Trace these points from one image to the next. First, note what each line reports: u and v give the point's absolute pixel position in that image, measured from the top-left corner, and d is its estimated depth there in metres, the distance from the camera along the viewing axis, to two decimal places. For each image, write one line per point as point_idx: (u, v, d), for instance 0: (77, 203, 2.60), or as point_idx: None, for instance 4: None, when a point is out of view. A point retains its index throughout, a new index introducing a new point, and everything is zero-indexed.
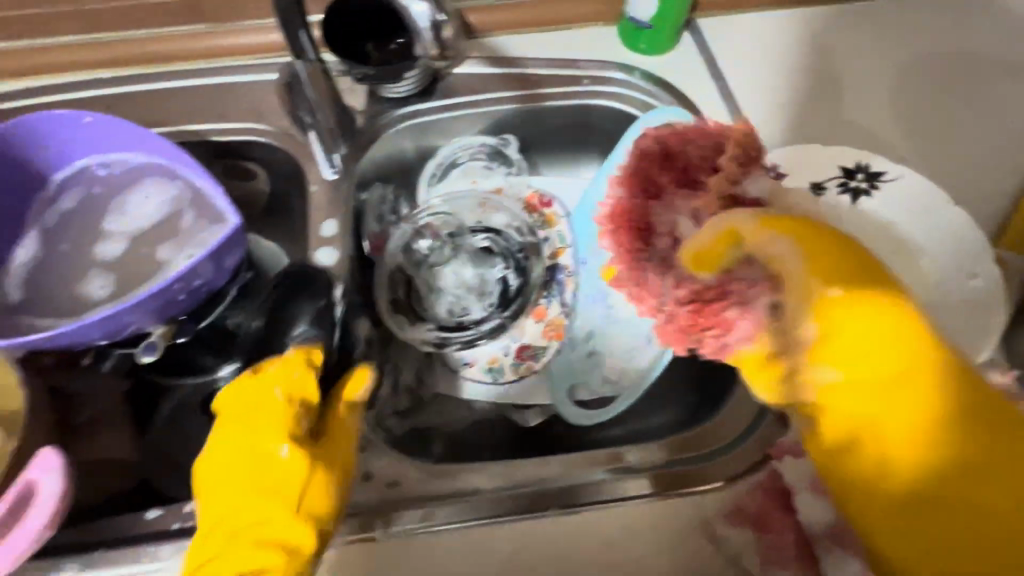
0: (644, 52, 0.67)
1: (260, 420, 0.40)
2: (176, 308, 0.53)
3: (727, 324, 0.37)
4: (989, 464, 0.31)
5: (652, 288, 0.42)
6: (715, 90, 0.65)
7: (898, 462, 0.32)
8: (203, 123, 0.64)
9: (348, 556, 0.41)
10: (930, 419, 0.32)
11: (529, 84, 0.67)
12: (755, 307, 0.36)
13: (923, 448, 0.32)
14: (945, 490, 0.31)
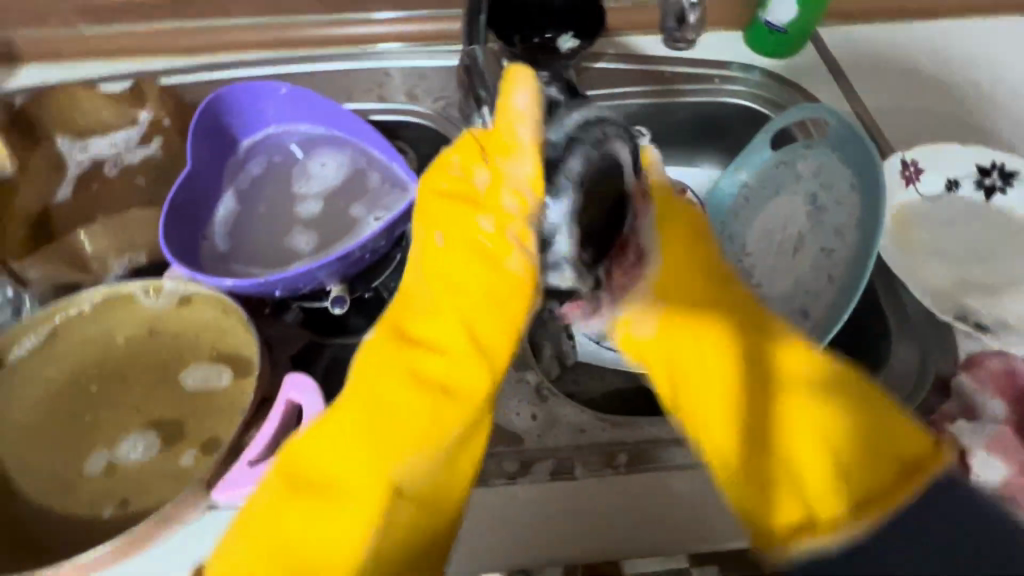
0: (767, 54, 0.72)
1: (443, 264, 0.43)
2: (351, 269, 0.56)
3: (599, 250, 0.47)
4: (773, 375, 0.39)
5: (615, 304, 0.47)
6: (840, 93, 0.69)
7: (736, 420, 0.38)
8: (361, 104, 0.69)
9: (553, 490, 0.44)
10: (727, 332, 0.41)
11: (664, 80, 0.71)
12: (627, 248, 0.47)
13: (713, 382, 0.40)
14: (753, 420, 0.37)
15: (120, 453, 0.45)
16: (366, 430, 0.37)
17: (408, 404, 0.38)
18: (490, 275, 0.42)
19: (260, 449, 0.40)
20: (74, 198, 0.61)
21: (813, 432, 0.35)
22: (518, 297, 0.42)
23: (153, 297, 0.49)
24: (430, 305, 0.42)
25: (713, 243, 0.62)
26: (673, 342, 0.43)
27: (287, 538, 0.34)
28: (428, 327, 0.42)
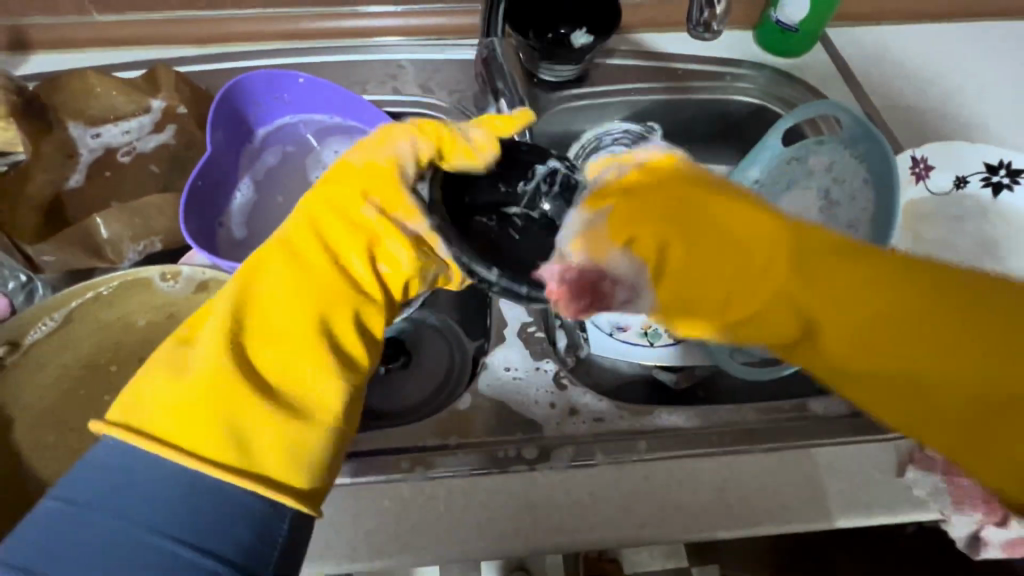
0: (779, 53, 0.73)
1: (332, 189, 0.43)
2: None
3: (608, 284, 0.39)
4: (906, 266, 0.33)
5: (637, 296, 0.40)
6: (849, 92, 0.70)
7: (814, 323, 0.35)
8: (374, 95, 0.69)
9: (574, 476, 0.44)
10: (799, 272, 0.36)
11: (676, 77, 0.72)
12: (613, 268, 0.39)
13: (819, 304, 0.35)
14: (857, 362, 0.34)
15: None
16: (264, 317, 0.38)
17: (316, 292, 0.39)
18: (358, 179, 0.43)
19: None
20: (87, 185, 0.61)
21: (905, 325, 0.32)
22: (391, 188, 0.43)
23: (171, 282, 0.50)
24: (330, 218, 0.42)
25: None
26: (718, 266, 0.38)
27: (191, 420, 0.32)
28: (315, 235, 0.41)
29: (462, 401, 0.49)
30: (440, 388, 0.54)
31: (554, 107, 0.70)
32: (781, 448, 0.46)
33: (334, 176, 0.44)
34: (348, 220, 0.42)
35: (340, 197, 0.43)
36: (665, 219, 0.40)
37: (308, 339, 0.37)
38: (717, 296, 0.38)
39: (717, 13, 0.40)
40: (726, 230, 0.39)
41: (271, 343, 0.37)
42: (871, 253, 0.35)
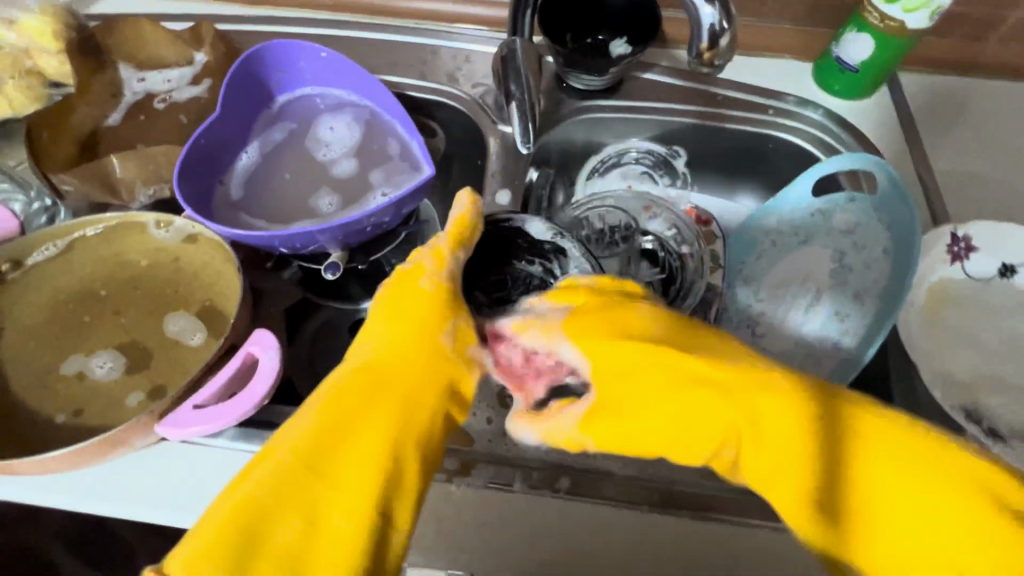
0: (835, 92, 0.66)
1: (415, 298, 0.43)
2: (353, 240, 0.58)
3: (545, 368, 0.43)
4: (835, 417, 0.35)
5: (534, 375, 0.43)
6: (905, 147, 0.63)
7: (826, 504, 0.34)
8: (398, 77, 0.69)
9: (487, 498, 0.43)
10: (853, 450, 0.34)
11: (713, 102, 0.67)
12: (553, 373, 0.44)
13: (778, 449, 0.35)
14: (842, 494, 0.34)
15: (98, 365, 0.48)
16: (354, 435, 0.36)
17: (399, 417, 0.38)
18: (427, 299, 0.42)
19: (209, 396, 0.41)
20: (123, 124, 0.65)
21: (903, 468, 0.33)
22: (448, 304, 0.43)
23: (163, 231, 0.53)
24: (406, 323, 0.41)
25: (728, 279, 0.59)
26: (631, 408, 0.39)
27: (228, 549, 0.31)
28: (396, 347, 0.41)
29: None
30: None
31: (577, 116, 0.67)
32: (711, 519, 0.43)
33: (400, 287, 0.43)
34: (428, 331, 0.41)
35: (422, 311, 0.42)
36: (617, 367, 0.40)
37: (361, 463, 0.35)
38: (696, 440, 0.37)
39: (720, 45, 0.38)
40: (660, 358, 0.39)
41: (331, 451, 0.35)
42: (840, 409, 0.35)
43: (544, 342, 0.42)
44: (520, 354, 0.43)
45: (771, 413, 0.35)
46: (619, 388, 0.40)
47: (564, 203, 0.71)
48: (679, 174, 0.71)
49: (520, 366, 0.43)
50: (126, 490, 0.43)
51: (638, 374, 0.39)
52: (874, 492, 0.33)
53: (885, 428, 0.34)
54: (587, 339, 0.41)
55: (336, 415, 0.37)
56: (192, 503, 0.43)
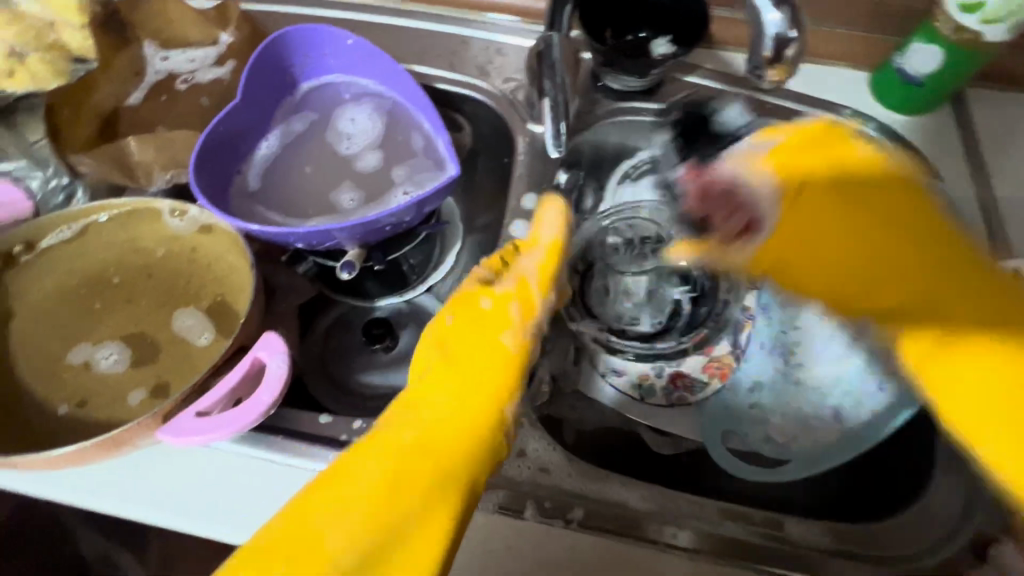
0: (890, 106, 0.62)
1: (489, 347, 0.42)
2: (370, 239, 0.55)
3: (732, 215, 0.50)
4: (995, 310, 0.40)
5: (727, 226, 0.50)
6: (964, 173, 0.59)
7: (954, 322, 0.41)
8: (426, 67, 0.66)
9: (497, 524, 0.42)
10: (963, 305, 0.41)
11: (758, 111, 0.63)
12: (744, 220, 0.49)
13: (975, 349, 0.39)
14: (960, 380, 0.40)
15: (105, 357, 0.47)
16: (394, 507, 0.35)
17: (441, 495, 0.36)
18: (496, 353, 0.42)
19: (213, 400, 0.39)
20: (144, 104, 0.64)
21: (991, 378, 0.38)
22: (513, 362, 0.42)
23: (178, 220, 0.51)
24: (471, 378, 0.41)
25: (762, 301, 0.55)
26: (849, 270, 0.46)
27: None
28: (456, 410, 0.40)
29: None
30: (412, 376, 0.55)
31: (612, 118, 0.64)
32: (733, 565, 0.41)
33: (475, 331, 0.43)
34: (486, 398, 0.40)
35: (487, 369, 0.41)
36: (822, 222, 0.47)
37: (394, 543, 0.35)
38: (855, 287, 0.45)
39: (789, 54, 0.36)
40: (885, 203, 0.45)
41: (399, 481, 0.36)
42: (1008, 297, 0.41)
43: (749, 178, 0.48)
44: (726, 179, 0.49)
45: (960, 287, 0.42)
46: (796, 236, 0.47)
47: (594, 207, 0.66)
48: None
49: (725, 196, 0.50)
50: (126, 489, 0.43)
51: (873, 237, 0.45)
52: (995, 366, 0.39)
53: (1004, 292, 0.41)
54: (819, 192, 0.46)
55: (386, 483, 0.36)
56: (194, 507, 0.42)
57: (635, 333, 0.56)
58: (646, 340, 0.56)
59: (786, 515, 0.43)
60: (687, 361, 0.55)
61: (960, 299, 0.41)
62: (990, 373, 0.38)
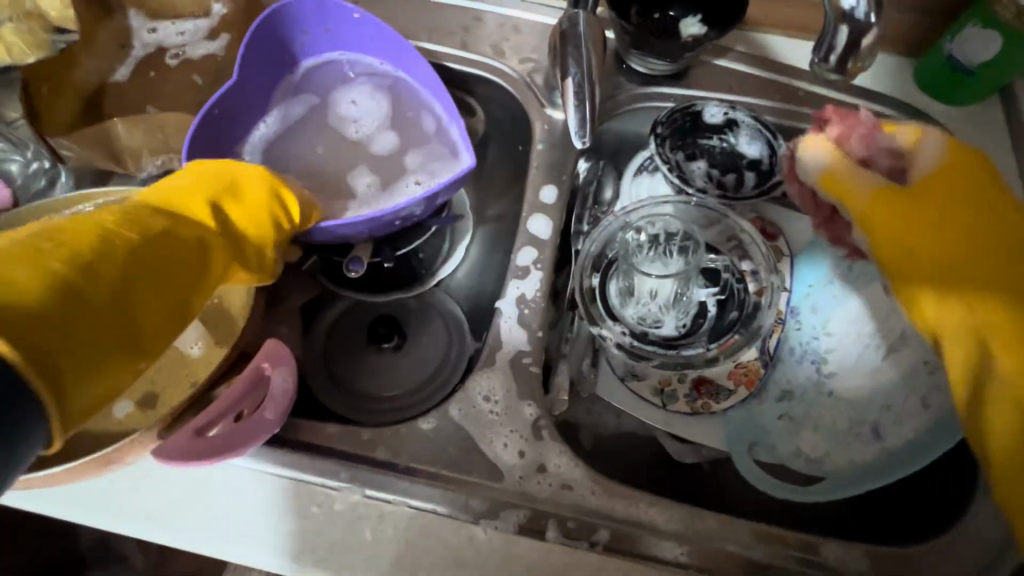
0: (936, 92, 0.57)
1: (244, 214, 0.39)
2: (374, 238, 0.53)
3: (869, 155, 0.42)
4: None
5: (866, 141, 0.43)
6: (1012, 170, 0.55)
7: None
8: (437, 45, 0.61)
9: (518, 546, 0.39)
10: None
11: (793, 98, 0.58)
12: (895, 165, 0.42)
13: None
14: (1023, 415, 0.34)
15: None
16: (138, 284, 0.31)
17: (153, 296, 0.31)
18: (208, 198, 0.38)
19: (212, 418, 0.35)
20: (130, 81, 0.59)
21: None
22: (257, 225, 0.40)
23: None
24: (190, 210, 0.37)
25: (793, 304, 0.53)
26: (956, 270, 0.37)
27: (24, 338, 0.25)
28: (178, 212, 0.36)
29: (424, 421, 0.44)
30: (425, 381, 0.57)
31: (635, 104, 0.60)
32: None
33: (232, 200, 0.39)
34: (201, 228, 0.36)
35: (200, 199, 0.37)
36: (938, 216, 0.39)
37: (109, 318, 0.29)
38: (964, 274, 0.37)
39: (868, 41, 0.36)
40: (1004, 236, 0.38)
41: (130, 285, 0.30)
42: None
43: (879, 132, 0.43)
44: (869, 132, 0.43)
45: None
46: (902, 216, 0.39)
47: (614, 199, 0.61)
48: (774, 176, 0.56)
49: (863, 135, 0.43)
50: (121, 504, 0.40)
51: (985, 256, 0.38)
52: None
53: None
54: (949, 193, 0.39)
55: (112, 260, 0.30)
56: (195, 525, 0.40)
57: (658, 336, 0.53)
58: (668, 345, 0.52)
59: (822, 538, 0.40)
60: (714, 368, 0.52)
61: None
62: None
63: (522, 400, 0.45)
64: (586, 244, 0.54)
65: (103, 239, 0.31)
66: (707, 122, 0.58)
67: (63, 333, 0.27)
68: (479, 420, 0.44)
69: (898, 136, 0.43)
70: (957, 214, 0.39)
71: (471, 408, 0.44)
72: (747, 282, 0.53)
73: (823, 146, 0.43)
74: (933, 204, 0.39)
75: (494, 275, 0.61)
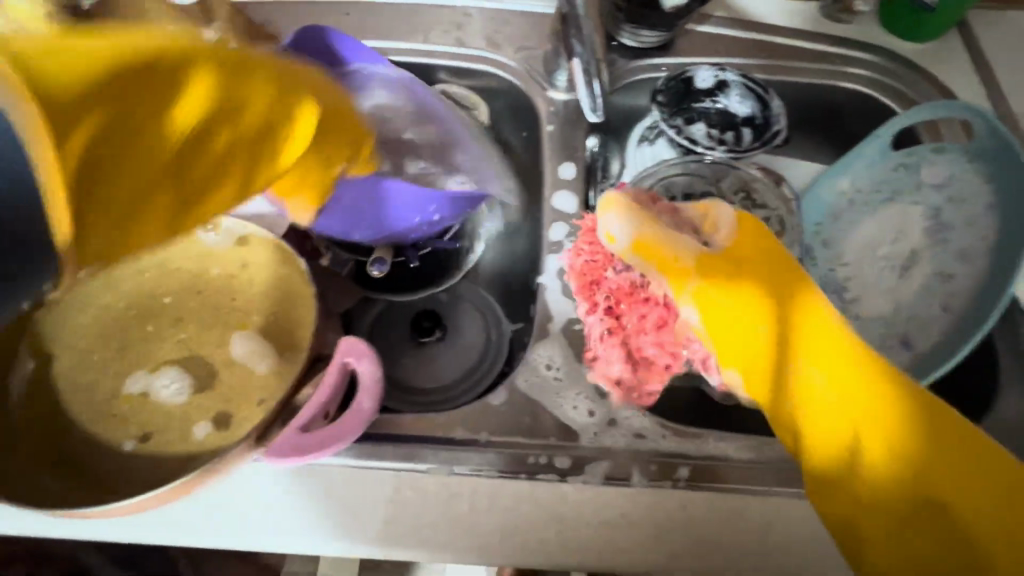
0: (901, 34, 0.62)
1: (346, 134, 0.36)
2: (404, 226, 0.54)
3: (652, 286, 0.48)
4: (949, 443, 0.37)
5: (670, 241, 0.45)
6: (979, 93, 0.60)
7: (947, 497, 0.36)
8: (434, 45, 0.63)
9: (606, 494, 0.42)
10: (934, 457, 0.37)
11: (775, 53, 0.63)
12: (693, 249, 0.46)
13: (889, 496, 0.37)
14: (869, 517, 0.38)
15: (157, 386, 0.43)
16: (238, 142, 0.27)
17: (244, 163, 0.28)
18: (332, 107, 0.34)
19: (310, 415, 0.37)
20: None
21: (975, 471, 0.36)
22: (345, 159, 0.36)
23: (210, 233, 0.48)
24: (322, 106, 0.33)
25: (806, 243, 0.58)
26: (795, 364, 0.42)
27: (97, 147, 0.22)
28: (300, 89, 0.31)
29: (496, 396, 0.46)
30: (471, 370, 0.58)
31: (630, 78, 0.63)
32: None
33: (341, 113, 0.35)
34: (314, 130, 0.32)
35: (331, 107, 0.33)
36: (737, 298, 0.44)
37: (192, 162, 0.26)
38: (788, 359, 0.42)
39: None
40: (847, 351, 0.41)
41: (224, 149, 0.27)
42: (946, 432, 0.37)
43: (676, 236, 0.45)
44: (668, 231, 0.45)
45: (884, 421, 0.38)
46: (722, 307, 0.44)
47: (621, 172, 0.63)
48: (771, 127, 0.59)
49: (656, 224, 0.45)
50: (222, 519, 0.41)
51: (836, 355, 0.41)
52: (919, 515, 0.37)
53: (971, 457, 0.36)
54: (760, 303, 0.44)
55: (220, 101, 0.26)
56: (303, 521, 0.41)
57: None
58: None
59: None
60: None
61: (945, 468, 0.36)
62: (920, 437, 0.37)
63: (584, 363, 0.47)
64: (608, 214, 0.58)
65: (201, 70, 0.25)
66: (700, 85, 0.61)
67: (122, 156, 0.23)
68: (547, 388, 0.46)
69: (693, 219, 0.50)
70: (804, 329, 0.42)
71: (536, 378, 0.47)
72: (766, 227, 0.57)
73: (622, 207, 0.45)
74: (742, 314, 0.44)
75: (520, 258, 0.63)
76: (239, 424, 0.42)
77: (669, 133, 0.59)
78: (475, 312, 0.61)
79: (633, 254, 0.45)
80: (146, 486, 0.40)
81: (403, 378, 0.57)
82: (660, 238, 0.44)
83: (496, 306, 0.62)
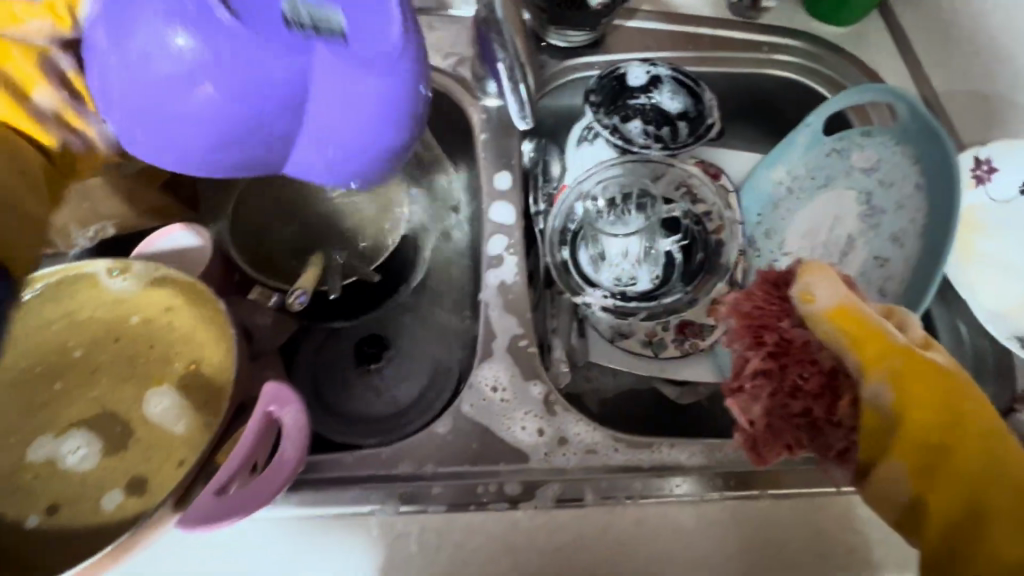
0: (825, 18, 0.62)
1: None
2: None
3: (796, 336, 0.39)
4: None
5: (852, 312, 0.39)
6: (903, 73, 0.61)
7: None
8: None
9: (559, 519, 0.40)
10: None
11: (704, 45, 0.62)
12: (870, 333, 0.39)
13: None
14: None
15: (63, 454, 0.40)
16: None
17: None
18: None
19: (228, 477, 0.34)
20: None
21: None
22: None
23: (120, 279, 0.43)
24: None
25: (749, 236, 0.58)
26: (946, 454, 0.34)
27: None
28: None
29: (440, 425, 0.44)
30: (422, 395, 0.56)
31: (561, 79, 0.61)
32: (796, 496, 0.42)
33: None
34: None
35: None
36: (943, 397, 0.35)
37: None
38: (952, 449, 0.34)
39: None
40: (999, 457, 0.34)
41: None
42: None
43: (857, 304, 0.38)
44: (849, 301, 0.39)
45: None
46: (909, 386, 0.35)
47: (562, 174, 0.62)
48: (705, 120, 0.58)
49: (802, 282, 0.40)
50: None
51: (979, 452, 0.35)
52: None
53: None
54: (939, 393, 0.35)
55: None
56: None
57: (638, 293, 0.56)
58: (649, 297, 0.55)
59: None
60: (693, 310, 0.55)
61: None
62: None
63: (529, 382, 0.46)
64: (549, 221, 0.56)
65: None
66: (632, 83, 0.60)
67: None
68: (495, 411, 0.45)
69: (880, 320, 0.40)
70: (961, 423, 0.35)
71: (481, 402, 0.45)
72: (705, 223, 0.57)
73: (829, 274, 0.39)
74: (935, 405, 0.35)
75: (467, 273, 0.61)
76: (152, 490, 0.39)
77: (604, 134, 0.58)
78: (423, 334, 0.59)
79: (830, 319, 0.37)
80: (58, 566, 0.37)
81: (350, 410, 0.55)
82: (832, 292, 0.38)
83: (444, 324, 0.60)
